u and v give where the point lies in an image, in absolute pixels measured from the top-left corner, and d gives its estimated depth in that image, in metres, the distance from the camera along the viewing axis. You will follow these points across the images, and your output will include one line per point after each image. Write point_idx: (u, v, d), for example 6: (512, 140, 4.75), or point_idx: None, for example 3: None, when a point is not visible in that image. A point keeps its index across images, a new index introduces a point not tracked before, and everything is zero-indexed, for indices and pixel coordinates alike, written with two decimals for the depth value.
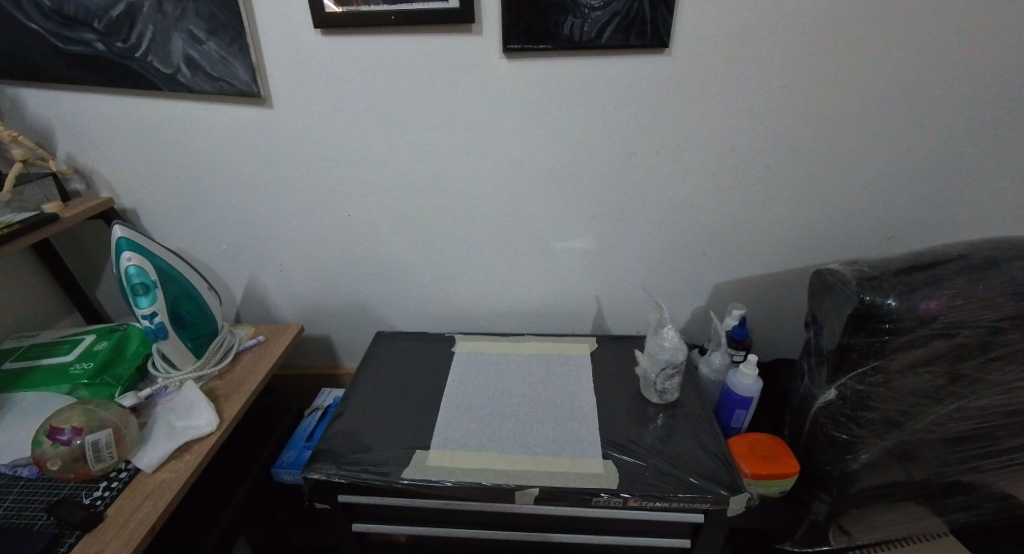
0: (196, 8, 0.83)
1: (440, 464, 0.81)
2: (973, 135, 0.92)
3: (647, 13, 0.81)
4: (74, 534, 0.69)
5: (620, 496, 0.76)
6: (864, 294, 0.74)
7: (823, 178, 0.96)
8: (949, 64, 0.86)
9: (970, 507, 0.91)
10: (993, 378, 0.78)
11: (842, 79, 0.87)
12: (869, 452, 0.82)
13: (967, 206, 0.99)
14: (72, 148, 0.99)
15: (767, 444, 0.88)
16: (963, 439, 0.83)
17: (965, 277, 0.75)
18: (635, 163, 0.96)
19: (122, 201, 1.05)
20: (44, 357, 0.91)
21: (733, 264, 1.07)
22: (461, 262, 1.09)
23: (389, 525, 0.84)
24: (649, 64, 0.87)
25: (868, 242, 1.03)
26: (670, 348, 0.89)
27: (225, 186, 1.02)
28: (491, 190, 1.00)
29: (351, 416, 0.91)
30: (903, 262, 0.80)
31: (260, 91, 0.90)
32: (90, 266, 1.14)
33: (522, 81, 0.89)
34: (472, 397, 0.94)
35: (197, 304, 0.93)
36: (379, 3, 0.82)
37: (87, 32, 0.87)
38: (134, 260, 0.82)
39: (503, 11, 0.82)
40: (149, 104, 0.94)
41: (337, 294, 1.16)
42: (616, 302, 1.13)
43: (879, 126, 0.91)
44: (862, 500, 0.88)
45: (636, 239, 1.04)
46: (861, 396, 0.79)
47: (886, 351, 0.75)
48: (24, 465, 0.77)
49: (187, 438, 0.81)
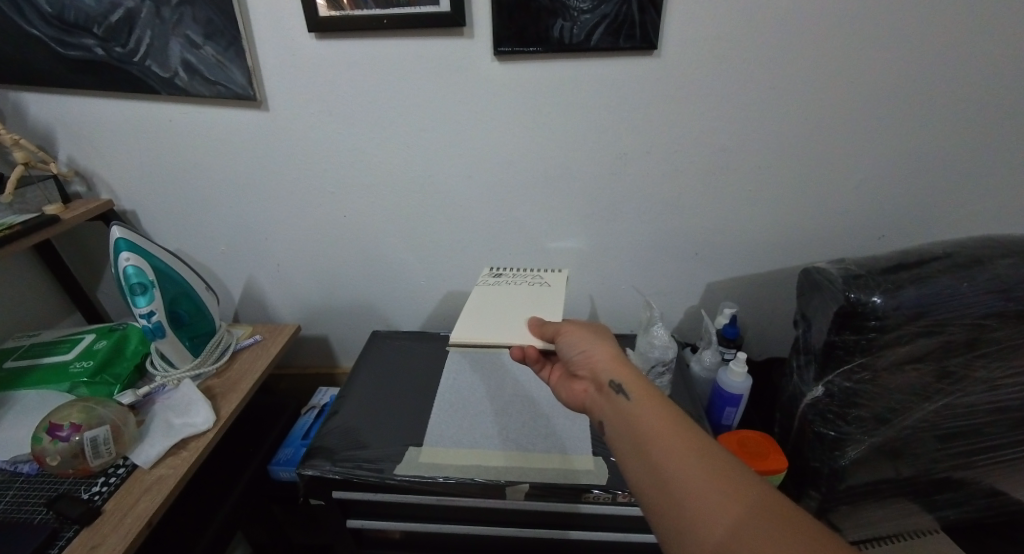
0: (193, 13, 0.85)
1: (432, 461, 0.82)
2: (962, 134, 0.93)
3: (636, 15, 0.83)
4: (73, 528, 0.70)
5: (611, 492, 0.78)
6: (849, 291, 0.75)
7: (812, 177, 0.97)
8: (936, 63, 0.86)
9: (959, 503, 0.92)
10: (980, 375, 0.79)
11: (830, 80, 0.88)
12: (858, 449, 0.83)
13: (957, 206, 1.00)
14: (74, 151, 1.01)
15: (756, 441, 0.89)
16: (951, 436, 0.83)
17: (952, 274, 0.76)
18: (626, 163, 0.97)
19: (122, 203, 1.07)
20: (44, 356, 0.93)
21: (725, 264, 1.08)
22: (455, 261, 1.11)
23: (383, 521, 0.86)
24: (638, 66, 0.88)
25: (858, 241, 1.04)
26: (660, 347, 0.91)
27: (222, 187, 1.03)
28: (484, 191, 1.01)
29: (346, 413, 0.92)
30: (890, 260, 0.81)
31: (256, 94, 0.92)
32: (91, 267, 1.16)
33: (513, 82, 0.90)
34: (465, 395, 0.95)
35: (194, 303, 0.94)
36: (371, 7, 0.83)
37: (87, 38, 0.88)
38: (132, 260, 0.84)
39: (494, 15, 0.84)
40: (148, 107, 0.95)
41: (334, 294, 1.17)
42: (609, 301, 1.14)
43: (868, 126, 0.92)
44: (852, 497, 0.88)
45: (628, 239, 1.05)
46: (849, 393, 0.80)
47: (873, 348, 0.76)
48: (25, 461, 0.79)
49: (184, 435, 0.82)
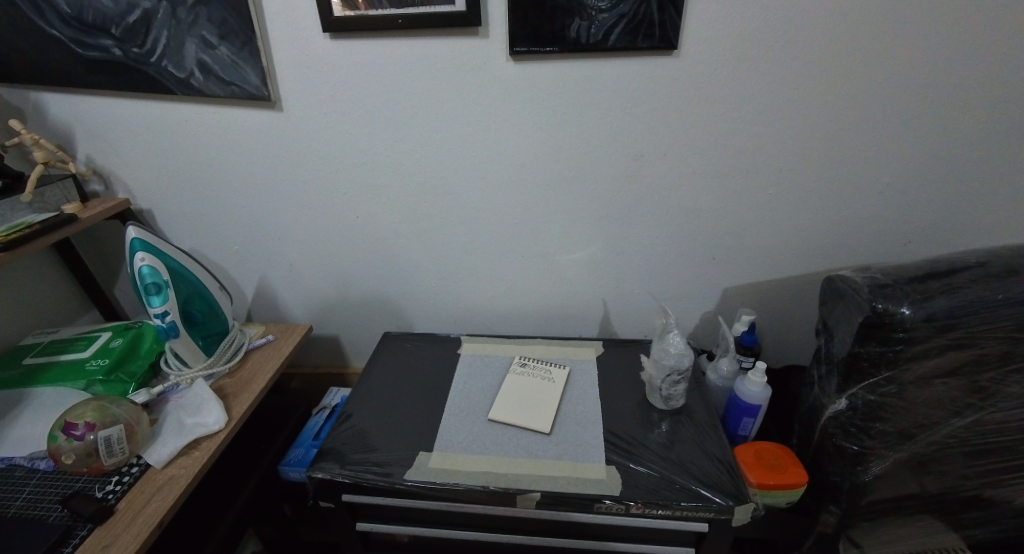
0: (209, 14, 0.85)
1: (441, 466, 0.81)
2: (997, 137, 0.89)
3: (655, 14, 0.80)
4: (86, 527, 0.71)
5: (623, 503, 0.76)
6: (875, 302, 0.72)
7: (835, 181, 0.94)
8: (971, 62, 0.83)
9: (988, 522, 0.88)
10: (1014, 391, 0.75)
11: (858, 81, 0.85)
12: (880, 464, 0.80)
13: (987, 212, 0.96)
14: (91, 150, 1.02)
15: (775, 454, 0.86)
16: (980, 453, 0.80)
17: (986, 285, 0.72)
18: (642, 166, 0.95)
19: (138, 202, 1.08)
20: (62, 353, 0.94)
21: (743, 270, 1.05)
22: (467, 264, 1.10)
23: (390, 525, 0.85)
24: (656, 65, 0.85)
25: (883, 247, 1.01)
26: (675, 354, 0.88)
27: (236, 187, 1.04)
28: (497, 192, 1.00)
29: (357, 416, 0.92)
30: (919, 268, 0.78)
31: (270, 95, 0.91)
32: (108, 264, 1.18)
33: (527, 82, 0.88)
34: (475, 399, 0.94)
35: (208, 303, 0.95)
36: (386, 7, 0.83)
37: (105, 39, 0.89)
38: (147, 260, 0.84)
39: (509, 15, 0.82)
40: (164, 108, 0.96)
41: (346, 295, 1.17)
42: (623, 306, 1.12)
43: (896, 128, 0.89)
44: (874, 513, 0.85)
45: (644, 243, 1.03)
46: (872, 407, 0.77)
47: (899, 360, 0.73)
48: (42, 458, 0.80)
49: (197, 435, 0.82)
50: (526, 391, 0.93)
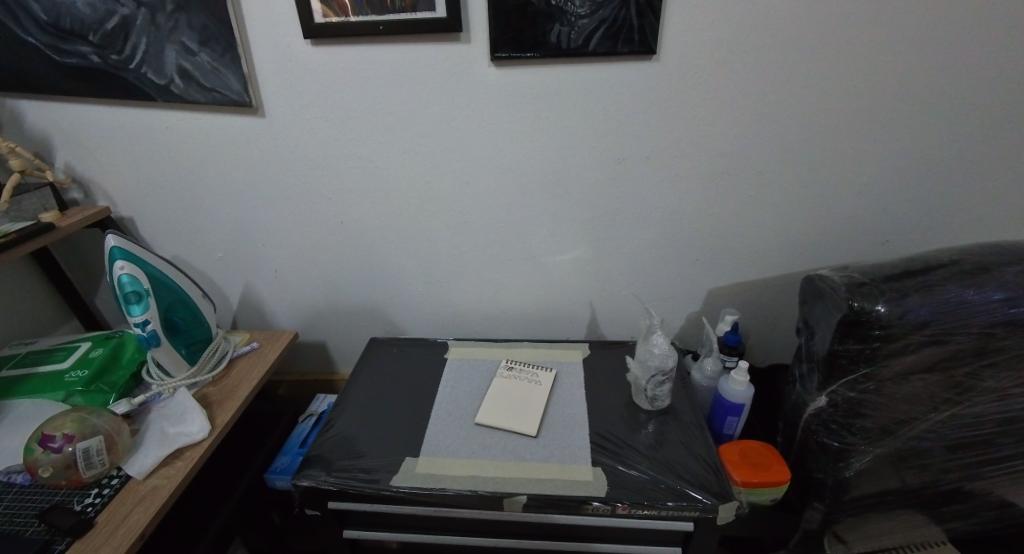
0: (189, 19, 0.85)
1: (428, 472, 0.81)
2: (967, 136, 0.91)
3: (634, 18, 0.81)
4: (64, 540, 0.69)
5: (609, 505, 0.76)
6: (853, 300, 0.73)
7: (814, 183, 0.96)
8: (940, 65, 0.85)
9: (968, 515, 0.90)
10: (988, 385, 0.77)
11: (831, 85, 0.87)
12: (861, 459, 0.81)
13: (962, 210, 0.99)
14: (70, 158, 1.01)
15: (759, 452, 0.87)
16: (958, 447, 0.82)
17: (957, 282, 0.74)
18: (625, 169, 0.96)
19: (119, 210, 1.07)
20: (40, 364, 0.93)
21: (727, 271, 1.07)
22: (454, 268, 1.10)
23: (377, 532, 0.84)
24: (637, 71, 0.87)
25: (863, 247, 1.03)
26: (659, 355, 0.88)
27: (218, 193, 1.03)
28: (481, 196, 1.00)
29: (343, 423, 0.91)
30: (895, 267, 0.79)
31: (251, 100, 0.91)
32: (89, 273, 1.16)
33: (510, 88, 0.89)
34: (462, 404, 0.93)
35: (191, 311, 0.94)
36: (368, 13, 0.83)
37: (83, 45, 0.88)
38: (127, 269, 0.83)
39: (491, 19, 0.83)
40: (143, 114, 0.95)
41: (333, 301, 1.16)
42: (610, 308, 1.13)
43: (871, 130, 0.91)
44: (858, 508, 0.87)
45: (629, 246, 1.04)
46: (853, 404, 0.78)
47: (877, 358, 0.74)
48: (18, 472, 0.78)
49: (179, 445, 0.81)
50: (513, 394, 0.94)
